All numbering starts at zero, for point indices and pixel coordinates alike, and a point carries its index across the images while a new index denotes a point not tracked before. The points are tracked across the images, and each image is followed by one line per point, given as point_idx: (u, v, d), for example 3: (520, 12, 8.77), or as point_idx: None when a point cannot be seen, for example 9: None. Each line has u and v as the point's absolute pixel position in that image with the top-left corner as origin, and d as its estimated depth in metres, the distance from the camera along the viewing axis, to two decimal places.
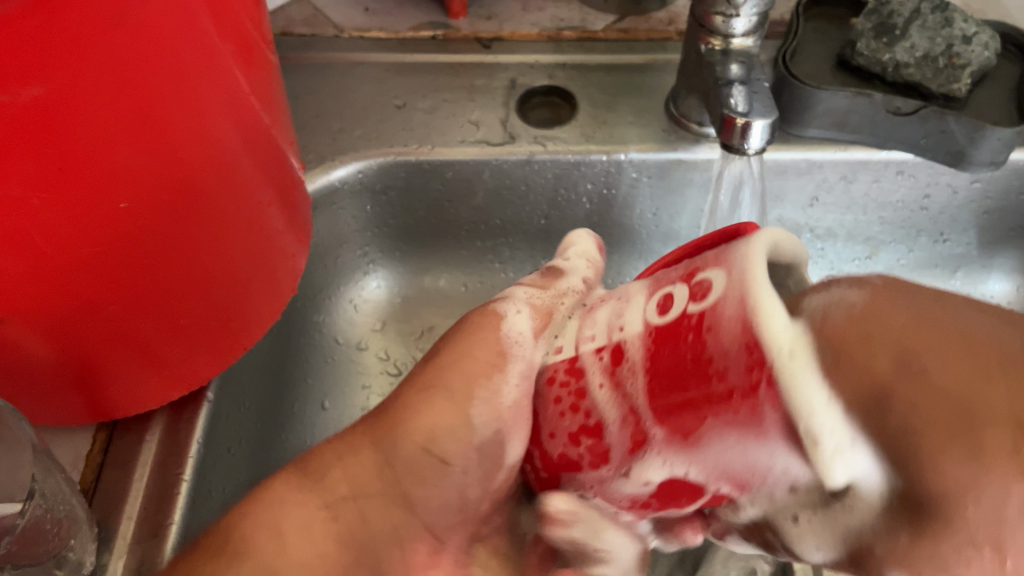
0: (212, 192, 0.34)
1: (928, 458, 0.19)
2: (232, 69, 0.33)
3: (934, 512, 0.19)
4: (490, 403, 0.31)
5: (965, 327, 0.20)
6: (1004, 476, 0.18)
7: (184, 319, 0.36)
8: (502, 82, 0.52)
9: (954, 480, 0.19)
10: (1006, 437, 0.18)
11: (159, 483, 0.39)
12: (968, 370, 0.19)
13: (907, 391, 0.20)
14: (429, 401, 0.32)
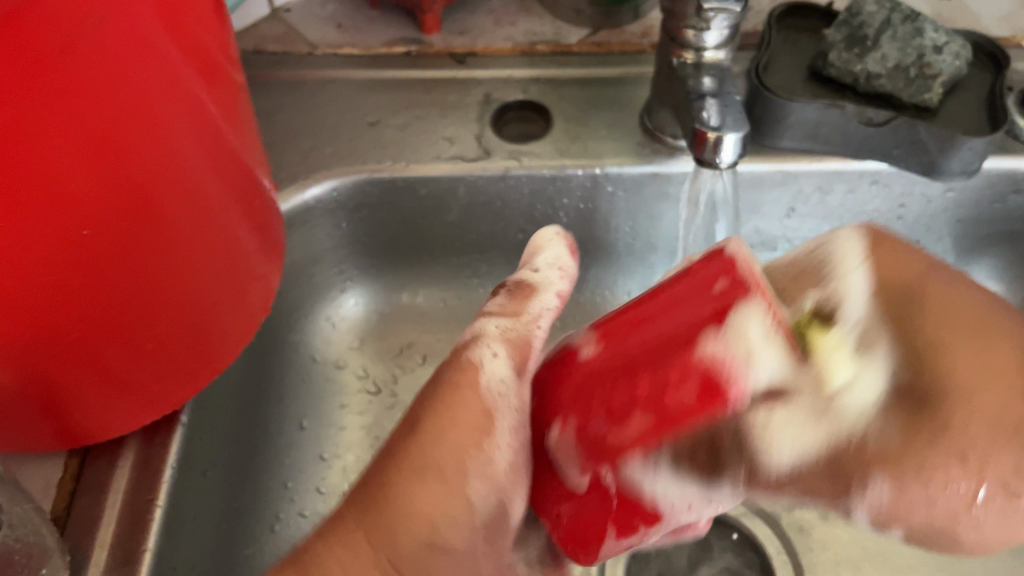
0: (177, 214, 0.34)
1: (950, 355, 0.25)
2: (195, 91, 0.33)
3: (935, 404, 0.24)
4: (485, 473, 0.30)
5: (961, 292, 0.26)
6: (996, 395, 0.24)
7: (153, 344, 0.36)
8: (476, 98, 0.52)
9: (965, 383, 0.24)
10: (1003, 367, 0.24)
11: (132, 510, 0.39)
12: (957, 303, 0.26)
13: (934, 294, 0.26)
14: (420, 482, 0.29)
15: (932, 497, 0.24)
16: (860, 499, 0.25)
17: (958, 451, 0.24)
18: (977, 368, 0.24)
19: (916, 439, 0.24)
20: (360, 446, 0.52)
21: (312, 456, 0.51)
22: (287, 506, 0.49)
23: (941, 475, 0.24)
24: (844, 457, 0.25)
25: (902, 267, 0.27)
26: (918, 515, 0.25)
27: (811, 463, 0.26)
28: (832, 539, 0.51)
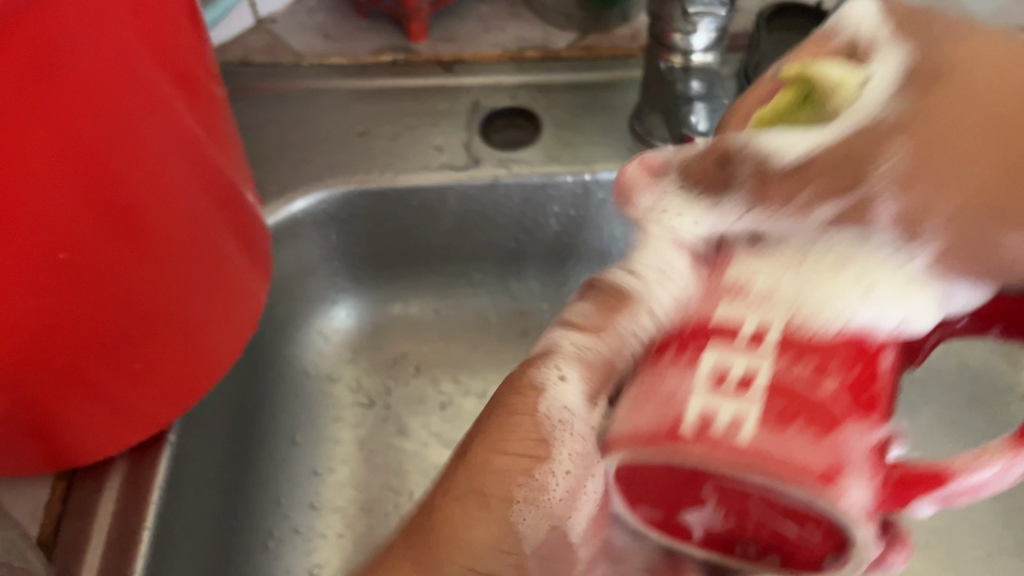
0: (160, 234, 0.33)
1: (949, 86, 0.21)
2: (176, 108, 0.32)
3: (940, 73, 0.21)
4: (535, 498, 0.30)
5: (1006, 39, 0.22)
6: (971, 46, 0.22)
7: (138, 364, 0.36)
8: (465, 106, 0.52)
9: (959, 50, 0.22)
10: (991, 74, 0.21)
11: (120, 531, 0.38)
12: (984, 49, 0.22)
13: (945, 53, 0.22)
14: (462, 508, 0.30)
15: (958, 133, 0.20)
16: (876, 188, 0.21)
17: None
18: (970, 53, 0.22)
19: (949, 95, 0.21)
20: (354, 460, 0.51)
21: (306, 471, 0.50)
22: (281, 523, 0.48)
23: (995, 164, 0.20)
24: (853, 149, 0.21)
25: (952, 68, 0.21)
26: (944, 206, 0.20)
27: (921, 152, 0.20)
28: None
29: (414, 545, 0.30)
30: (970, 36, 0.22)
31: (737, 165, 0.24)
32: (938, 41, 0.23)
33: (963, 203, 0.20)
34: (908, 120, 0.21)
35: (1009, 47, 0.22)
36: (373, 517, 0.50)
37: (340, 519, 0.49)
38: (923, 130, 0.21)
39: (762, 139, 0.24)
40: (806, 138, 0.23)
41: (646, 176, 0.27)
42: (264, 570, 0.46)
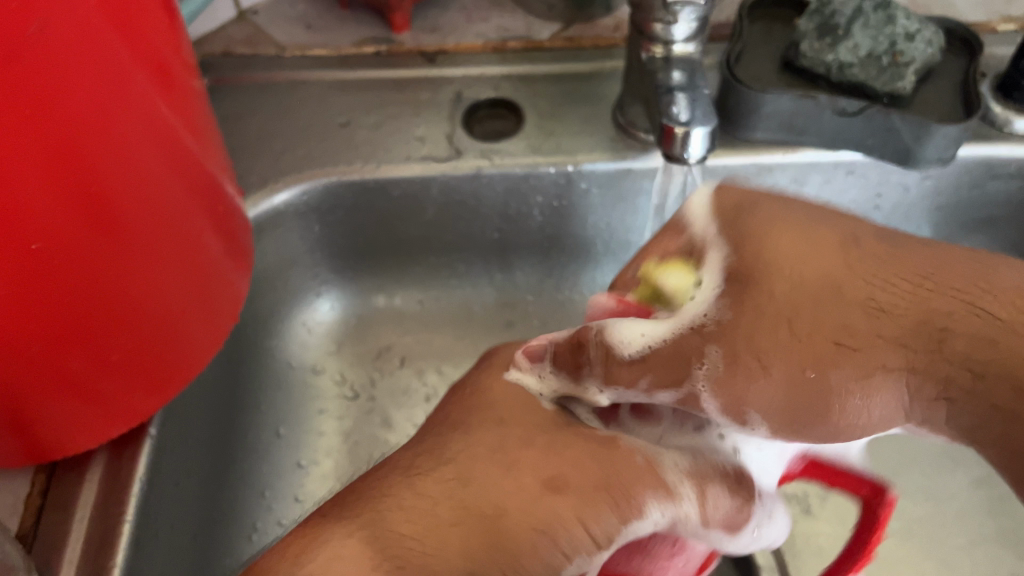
0: (137, 224, 0.33)
1: (837, 358, 0.24)
2: (151, 98, 0.32)
3: (743, 278, 0.27)
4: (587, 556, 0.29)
5: (844, 236, 0.26)
6: (870, 370, 0.24)
7: (116, 356, 0.35)
8: (447, 96, 0.52)
9: (837, 381, 0.25)
10: (853, 311, 0.24)
11: (101, 524, 0.38)
12: (817, 264, 0.25)
13: (773, 243, 0.27)
14: (534, 515, 0.28)
15: (768, 344, 0.25)
16: (696, 386, 0.28)
17: (875, 361, 0.24)
18: (778, 253, 0.26)
19: (741, 312, 0.26)
20: (339, 452, 0.51)
21: (290, 463, 0.50)
22: (265, 515, 0.48)
23: (817, 355, 0.25)
24: (671, 352, 0.28)
25: (829, 298, 0.25)
26: (756, 399, 0.26)
27: (746, 337, 0.26)
28: (816, 532, 0.50)
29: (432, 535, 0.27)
30: (752, 211, 0.29)
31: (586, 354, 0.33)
32: (752, 235, 0.28)
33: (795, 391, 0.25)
34: (730, 373, 0.27)
35: (804, 239, 0.26)
36: None
37: None
38: (734, 336, 0.26)
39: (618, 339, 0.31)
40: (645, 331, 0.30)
41: (529, 364, 0.37)
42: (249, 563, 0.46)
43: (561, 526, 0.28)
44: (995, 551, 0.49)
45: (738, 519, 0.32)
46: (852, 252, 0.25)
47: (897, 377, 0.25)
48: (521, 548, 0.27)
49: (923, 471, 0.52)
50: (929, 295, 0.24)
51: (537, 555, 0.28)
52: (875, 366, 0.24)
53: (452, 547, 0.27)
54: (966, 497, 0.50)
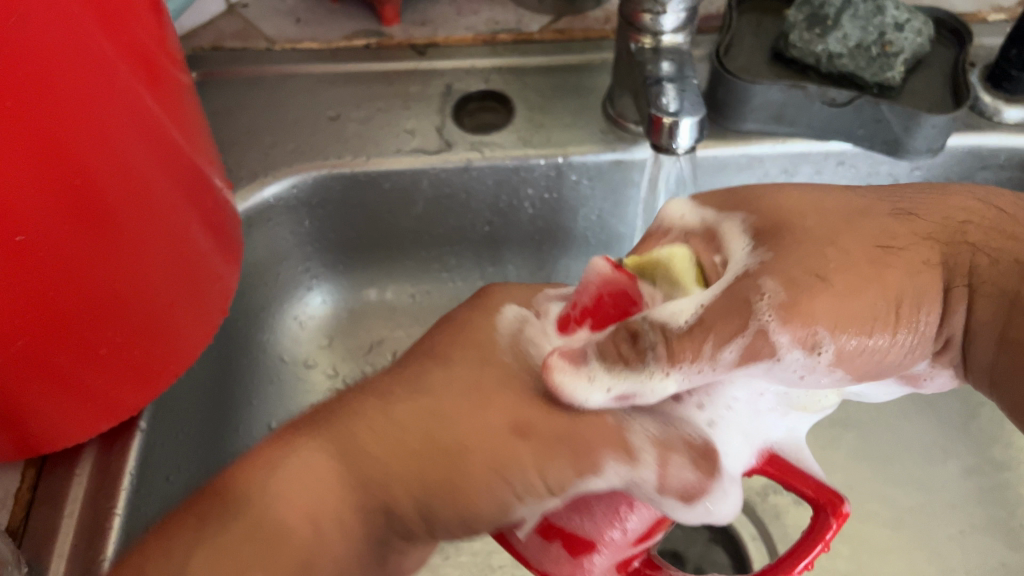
0: (123, 217, 0.33)
1: (883, 269, 0.29)
2: (137, 90, 0.32)
3: (787, 223, 0.31)
4: (534, 496, 0.30)
5: (854, 198, 0.32)
6: (919, 277, 0.29)
7: (103, 349, 0.35)
8: (437, 89, 0.51)
9: (905, 285, 0.29)
10: (892, 231, 0.30)
11: (91, 518, 0.38)
12: (845, 210, 0.31)
13: (802, 203, 0.31)
14: (486, 474, 0.30)
15: (834, 253, 0.29)
16: (763, 317, 0.28)
17: (918, 260, 0.30)
18: (796, 203, 0.32)
19: (789, 245, 0.29)
20: None
21: None
22: None
23: (865, 276, 0.28)
24: (737, 304, 0.28)
25: (868, 219, 0.31)
26: (831, 311, 0.28)
27: (806, 253, 0.29)
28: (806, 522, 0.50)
29: (394, 461, 0.31)
30: (741, 191, 0.34)
31: (645, 340, 0.28)
32: (767, 201, 0.32)
33: (860, 288, 0.28)
34: (799, 295, 0.28)
35: (821, 197, 0.32)
36: None
37: None
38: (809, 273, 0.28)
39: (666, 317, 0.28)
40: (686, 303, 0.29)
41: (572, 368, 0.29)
42: None
43: (518, 469, 0.30)
44: (982, 541, 0.49)
45: (697, 489, 0.30)
46: (851, 194, 0.32)
47: (938, 281, 0.30)
48: (477, 481, 0.30)
49: (914, 461, 0.52)
50: (947, 218, 0.32)
51: (494, 494, 0.30)
52: (920, 274, 0.30)
53: (410, 473, 0.30)
54: (955, 487, 0.50)
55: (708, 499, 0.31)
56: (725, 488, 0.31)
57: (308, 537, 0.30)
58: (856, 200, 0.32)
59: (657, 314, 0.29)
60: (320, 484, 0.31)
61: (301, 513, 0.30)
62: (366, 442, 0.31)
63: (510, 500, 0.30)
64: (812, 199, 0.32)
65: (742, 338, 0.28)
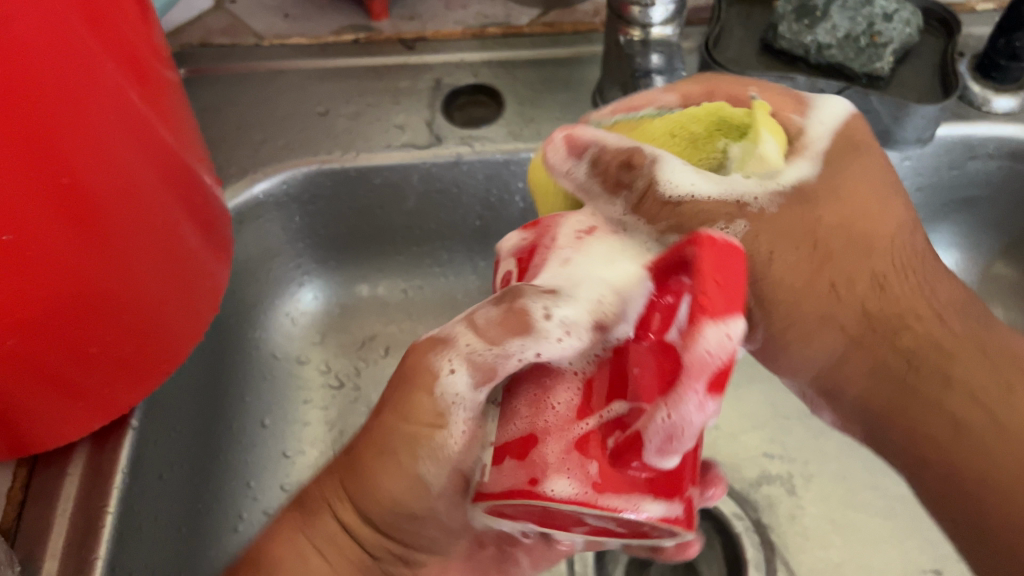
0: (111, 216, 0.33)
1: (805, 307, 0.33)
2: (122, 87, 0.32)
3: (812, 196, 0.33)
4: (434, 456, 0.29)
5: (898, 235, 0.33)
6: (830, 325, 0.33)
7: (93, 348, 0.35)
8: (427, 83, 0.51)
9: (808, 325, 0.34)
10: (864, 281, 0.33)
11: (84, 516, 0.38)
12: (862, 230, 0.33)
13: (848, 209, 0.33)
14: (381, 462, 0.30)
15: (791, 262, 0.33)
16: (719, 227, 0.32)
17: (832, 322, 0.33)
18: (854, 189, 0.33)
19: (790, 211, 0.33)
20: (324, 441, 0.51)
21: (276, 453, 0.50)
22: (250, 505, 0.48)
23: (810, 275, 0.33)
24: (698, 215, 0.31)
25: (863, 256, 0.33)
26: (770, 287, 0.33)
27: (773, 243, 0.33)
28: (800, 513, 0.50)
29: (336, 479, 0.31)
30: (863, 153, 0.34)
31: (637, 176, 0.31)
32: (840, 173, 0.33)
33: (769, 301, 0.34)
34: (751, 240, 0.33)
35: (874, 194, 0.34)
36: None
37: None
38: (764, 222, 0.32)
39: (664, 168, 0.31)
40: (693, 178, 0.31)
41: (568, 154, 0.32)
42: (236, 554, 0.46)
43: (397, 443, 0.30)
44: None
45: (518, 330, 0.27)
46: (896, 240, 0.33)
47: (841, 342, 0.33)
48: (378, 472, 0.30)
49: None
50: (916, 300, 0.32)
51: (404, 472, 0.30)
52: (838, 322, 0.33)
53: (331, 491, 0.31)
54: None
55: (545, 309, 0.27)
56: (565, 321, 0.26)
57: (293, 565, 0.30)
58: (890, 238, 0.33)
59: (661, 173, 0.31)
60: (297, 552, 0.31)
61: (290, 554, 0.31)
62: (309, 491, 0.32)
63: (416, 469, 0.30)
64: (850, 201, 0.33)
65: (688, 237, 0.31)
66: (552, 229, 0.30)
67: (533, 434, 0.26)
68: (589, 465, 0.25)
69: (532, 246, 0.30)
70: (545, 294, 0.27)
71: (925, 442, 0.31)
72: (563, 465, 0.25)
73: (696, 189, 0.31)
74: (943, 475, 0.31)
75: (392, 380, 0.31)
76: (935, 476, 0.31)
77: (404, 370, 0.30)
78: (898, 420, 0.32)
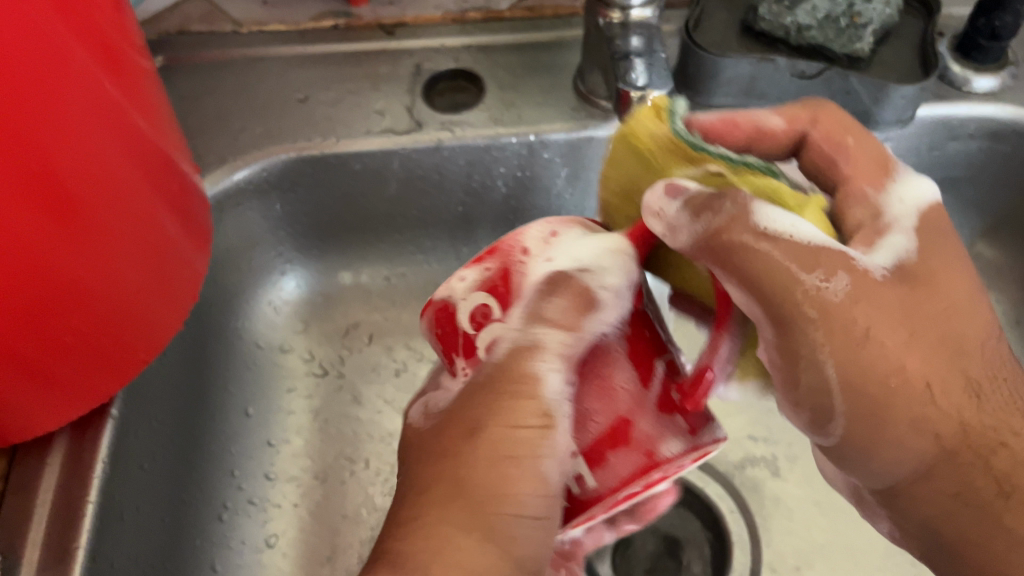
0: (87, 203, 0.32)
1: (895, 404, 0.32)
2: (96, 73, 0.31)
3: (914, 290, 0.32)
4: (553, 453, 0.30)
5: (979, 341, 0.33)
6: (922, 425, 0.32)
7: (69, 338, 0.35)
8: (407, 69, 0.51)
9: (947, 410, 0.32)
10: (960, 381, 0.32)
11: (63, 506, 0.38)
12: (952, 330, 0.32)
13: (953, 300, 0.33)
14: (500, 471, 0.30)
15: (890, 352, 0.31)
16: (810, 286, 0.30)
17: (926, 424, 0.32)
18: (948, 294, 0.33)
19: (923, 291, 0.32)
20: (308, 430, 0.51)
21: (260, 442, 0.50)
22: (235, 494, 0.48)
23: (909, 348, 0.32)
24: (781, 273, 0.30)
25: (954, 347, 0.32)
26: (846, 367, 0.31)
27: (871, 320, 0.31)
28: (785, 495, 0.50)
29: (446, 510, 0.30)
30: (946, 243, 0.34)
31: (721, 205, 0.31)
32: (931, 264, 0.33)
33: (857, 387, 0.31)
34: (845, 304, 0.31)
35: (967, 307, 0.33)
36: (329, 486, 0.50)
37: (295, 489, 0.49)
38: (861, 290, 0.31)
39: (753, 209, 0.30)
40: (789, 221, 0.30)
41: (665, 195, 0.31)
42: (220, 543, 0.46)
43: (507, 447, 0.31)
44: None
45: (588, 304, 0.31)
46: (978, 344, 0.33)
47: (938, 443, 0.32)
48: (493, 487, 0.30)
49: None
50: (984, 413, 0.32)
51: (518, 480, 0.30)
52: (925, 414, 0.32)
53: (446, 524, 0.30)
54: None
55: (602, 287, 0.32)
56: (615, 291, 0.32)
57: None
58: (970, 341, 0.33)
59: (752, 211, 0.30)
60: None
61: None
62: (411, 551, 0.29)
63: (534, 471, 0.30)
64: (943, 299, 0.33)
65: (793, 267, 0.30)
66: (517, 241, 0.33)
67: (625, 418, 0.30)
68: (675, 418, 0.31)
69: (502, 270, 0.32)
70: (584, 274, 0.32)
71: (964, 544, 0.34)
72: (660, 428, 0.30)
73: (795, 232, 0.30)
74: (954, 558, 0.34)
75: (462, 401, 0.32)
76: (943, 555, 0.35)
77: (497, 377, 0.31)
78: (964, 554, 0.34)
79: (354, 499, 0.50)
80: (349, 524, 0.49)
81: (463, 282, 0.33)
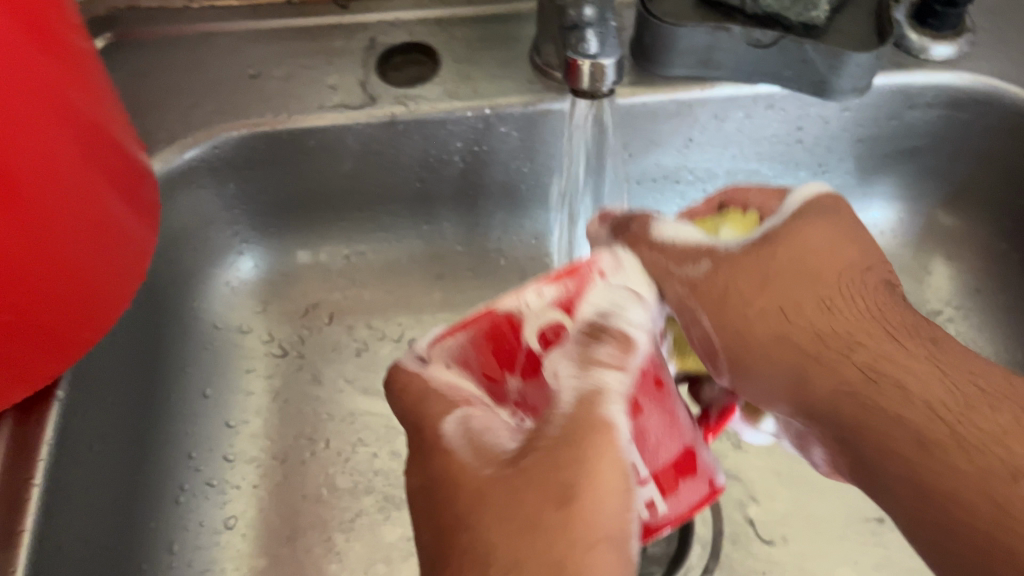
0: (21, 178, 0.31)
1: (750, 326, 0.33)
2: (23, 44, 0.30)
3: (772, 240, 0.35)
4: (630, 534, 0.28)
5: (850, 264, 0.34)
6: (778, 346, 0.33)
7: (10, 318, 0.34)
8: (361, 43, 0.50)
9: (812, 324, 0.33)
10: (817, 300, 0.33)
11: (9, 489, 0.37)
12: (812, 262, 0.34)
13: (817, 242, 0.34)
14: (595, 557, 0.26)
15: (748, 292, 0.34)
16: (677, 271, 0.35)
17: (783, 346, 0.33)
18: (808, 238, 0.34)
19: (779, 241, 0.34)
20: (268, 411, 0.51)
21: (219, 423, 0.50)
22: (193, 476, 0.48)
23: (758, 286, 0.34)
24: (657, 267, 0.35)
25: (809, 275, 0.33)
26: (713, 315, 0.34)
27: (729, 281, 0.34)
28: (745, 465, 0.50)
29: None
30: (829, 214, 0.35)
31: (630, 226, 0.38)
32: (799, 228, 0.35)
33: (727, 322, 0.34)
34: (709, 274, 0.34)
35: (834, 246, 0.34)
36: (289, 467, 0.49)
37: (254, 470, 0.49)
38: (724, 261, 0.35)
39: (654, 224, 0.37)
40: (678, 230, 0.36)
41: (601, 220, 0.40)
42: (177, 524, 0.46)
43: (593, 528, 0.27)
44: None
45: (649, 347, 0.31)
46: (844, 266, 0.34)
47: (794, 359, 0.33)
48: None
49: None
50: (862, 322, 0.32)
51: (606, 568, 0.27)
52: (778, 331, 0.33)
53: None
54: None
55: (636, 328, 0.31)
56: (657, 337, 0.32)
57: None
58: (835, 269, 0.34)
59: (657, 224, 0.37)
60: None
61: None
62: None
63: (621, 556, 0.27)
64: (803, 240, 0.34)
65: (667, 262, 0.35)
66: (588, 268, 0.32)
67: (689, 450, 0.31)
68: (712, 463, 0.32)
69: (578, 288, 0.31)
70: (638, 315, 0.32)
71: (905, 472, 0.30)
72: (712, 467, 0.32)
73: (678, 236, 0.36)
74: (914, 497, 0.30)
75: (542, 464, 0.28)
76: (899, 495, 0.30)
77: (590, 439, 0.28)
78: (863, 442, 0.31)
79: (315, 480, 0.49)
80: (309, 504, 0.48)
81: (539, 297, 0.30)
